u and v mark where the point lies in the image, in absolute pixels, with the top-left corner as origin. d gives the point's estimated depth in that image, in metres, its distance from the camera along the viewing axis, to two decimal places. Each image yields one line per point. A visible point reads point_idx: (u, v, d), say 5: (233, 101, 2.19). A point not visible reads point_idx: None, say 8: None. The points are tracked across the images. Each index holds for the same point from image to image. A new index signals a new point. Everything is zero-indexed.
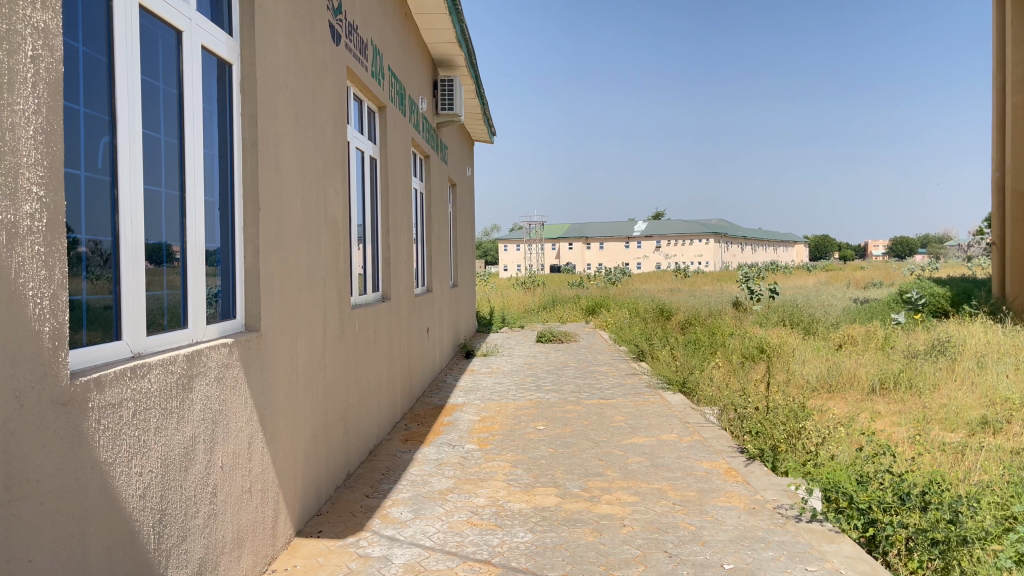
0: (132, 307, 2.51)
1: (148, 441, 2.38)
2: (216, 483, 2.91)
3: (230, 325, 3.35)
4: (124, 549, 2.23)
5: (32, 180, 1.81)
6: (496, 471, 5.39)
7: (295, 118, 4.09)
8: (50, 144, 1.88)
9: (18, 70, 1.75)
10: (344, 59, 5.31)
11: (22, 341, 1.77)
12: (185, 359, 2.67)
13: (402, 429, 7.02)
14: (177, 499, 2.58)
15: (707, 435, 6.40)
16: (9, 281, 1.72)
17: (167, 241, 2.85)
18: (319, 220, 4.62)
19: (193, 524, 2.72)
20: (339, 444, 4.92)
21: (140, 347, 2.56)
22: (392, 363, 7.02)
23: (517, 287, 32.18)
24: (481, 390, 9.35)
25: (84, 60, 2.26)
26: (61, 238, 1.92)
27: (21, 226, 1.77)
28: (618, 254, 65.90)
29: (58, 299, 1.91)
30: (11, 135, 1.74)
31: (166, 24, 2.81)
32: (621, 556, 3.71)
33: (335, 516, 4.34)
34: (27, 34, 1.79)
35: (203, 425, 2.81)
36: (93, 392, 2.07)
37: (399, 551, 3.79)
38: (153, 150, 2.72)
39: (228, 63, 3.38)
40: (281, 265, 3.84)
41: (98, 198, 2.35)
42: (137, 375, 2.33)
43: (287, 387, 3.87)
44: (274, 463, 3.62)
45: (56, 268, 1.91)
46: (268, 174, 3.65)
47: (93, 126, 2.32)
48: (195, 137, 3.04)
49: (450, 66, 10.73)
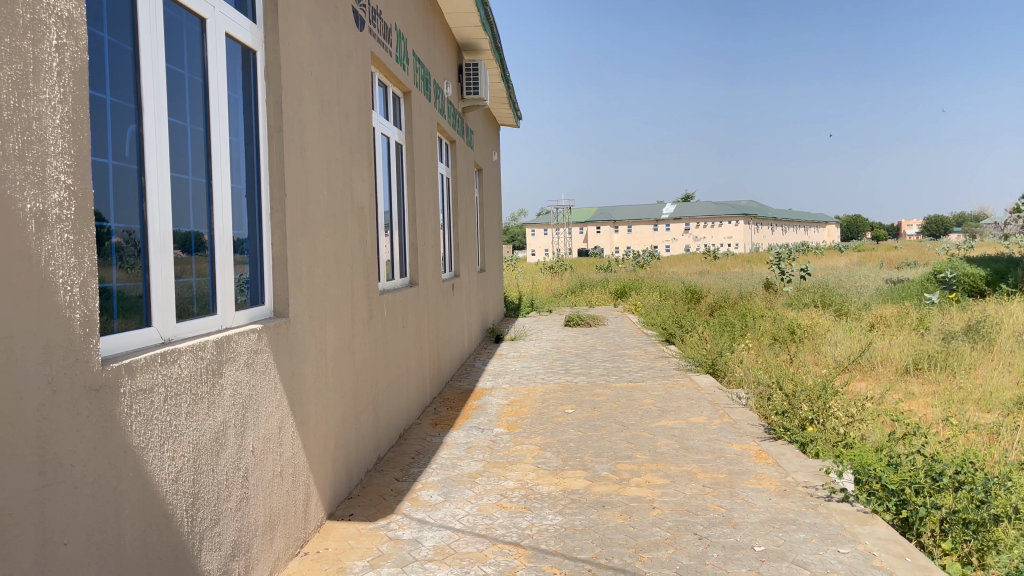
0: (161, 295, 2.54)
1: (179, 427, 2.42)
2: (247, 467, 2.95)
3: (259, 312, 3.39)
4: (158, 532, 2.26)
5: (60, 168, 1.83)
6: (525, 454, 5.40)
7: (320, 104, 4.10)
8: (76, 132, 1.90)
9: (43, 59, 1.77)
10: (368, 44, 5.30)
11: (55, 327, 1.80)
12: (214, 345, 2.70)
13: (432, 413, 7.05)
14: (209, 482, 2.62)
15: (738, 417, 6.34)
16: (40, 269, 1.75)
17: (195, 229, 2.87)
18: (346, 207, 4.64)
19: (226, 507, 2.75)
20: (368, 429, 4.96)
21: (170, 334, 2.59)
22: (421, 347, 7.06)
23: (545, 271, 32.10)
24: (508, 374, 9.37)
25: (109, 50, 2.27)
26: (90, 226, 1.95)
27: (50, 214, 1.79)
28: (645, 237, 65.43)
29: (87, 286, 1.93)
30: (38, 124, 1.75)
31: (190, 12, 2.83)
32: (651, 538, 3.70)
33: (366, 499, 4.38)
34: (51, 23, 1.80)
35: (233, 411, 2.84)
36: (125, 377, 2.10)
37: (429, 534, 3.81)
38: (179, 138, 2.74)
39: (252, 51, 3.38)
40: (308, 252, 3.86)
41: (126, 187, 2.37)
42: (168, 360, 2.36)
43: (316, 372, 3.90)
44: (304, 447, 3.65)
45: (85, 256, 1.93)
46: (294, 161, 3.67)
47: (120, 115, 2.34)
48: (222, 126, 3.07)
49: (475, 50, 10.68)
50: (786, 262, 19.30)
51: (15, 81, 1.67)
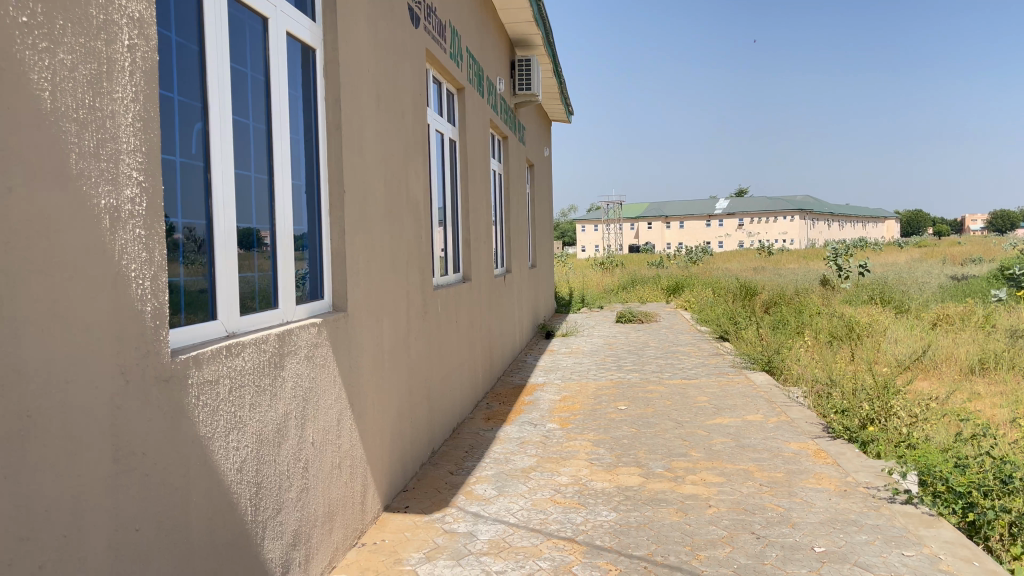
0: (226, 289, 2.60)
1: (244, 417, 2.48)
2: (307, 459, 3.00)
3: (318, 306, 3.44)
4: (223, 520, 2.32)
5: (132, 165, 1.88)
6: (579, 451, 5.39)
7: (376, 101, 4.14)
8: (147, 130, 1.95)
9: (116, 59, 1.82)
10: (423, 41, 5.34)
11: (128, 320, 1.85)
12: (276, 338, 2.76)
13: (484, 408, 7.08)
14: (271, 472, 2.68)
15: (795, 416, 6.22)
16: (113, 262, 1.80)
17: (258, 226, 2.93)
18: (402, 203, 4.68)
19: (287, 497, 2.81)
20: (423, 422, 5.01)
21: (234, 327, 2.64)
22: (474, 342, 7.10)
23: (596, 267, 31.98)
24: (561, 370, 9.36)
25: (176, 49, 2.33)
26: (160, 222, 2.00)
27: (123, 210, 1.84)
28: (698, 233, 64.64)
29: (158, 280, 1.99)
30: (112, 122, 1.80)
31: (253, 12, 2.88)
32: (707, 537, 3.66)
33: (421, 492, 4.43)
34: (124, 24, 1.85)
35: (294, 403, 2.89)
36: (192, 369, 2.15)
37: (484, 527, 3.84)
38: (242, 135, 2.80)
39: (311, 49, 3.44)
40: (366, 247, 3.91)
41: (193, 183, 2.43)
42: (233, 353, 2.42)
43: (373, 365, 3.96)
44: (362, 439, 3.71)
45: (156, 250, 1.98)
46: (352, 157, 3.72)
47: (186, 113, 2.39)
48: (283, 123, 3.12)
49: (527, 45, 10.67)
50: (844, 258, 18.85)
51: (91, 81, 1.72)
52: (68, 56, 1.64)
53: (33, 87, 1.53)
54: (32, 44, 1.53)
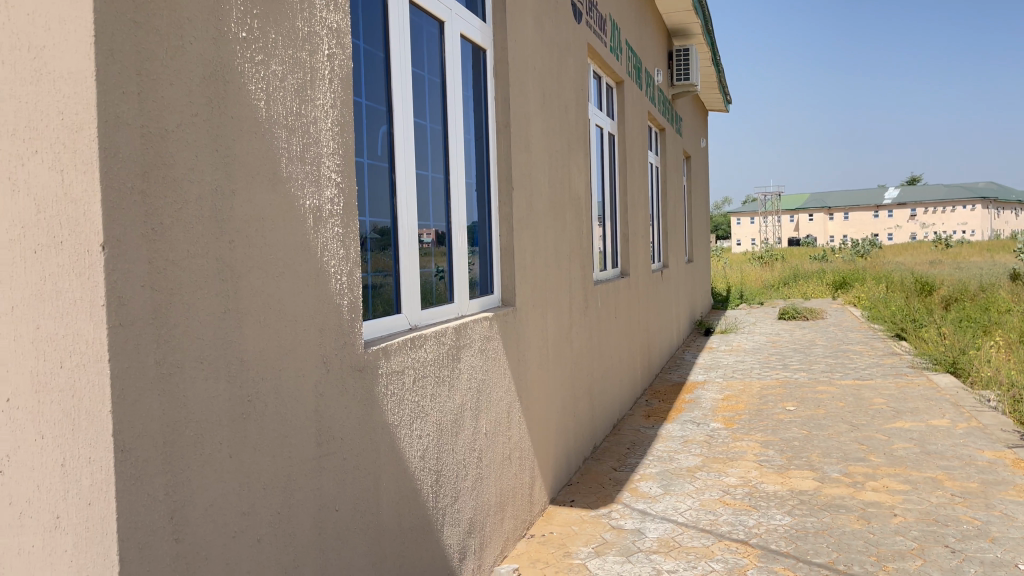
0: (409, 284, 2.71)
1: (426, 407, 2.58)
2: (482, 448, 3.09)
3: (489, 301, 3.53)
4: (409, 504, 2.43)
5: (331, 167, 2.00)
6: (746, 451, 5.22)
7: (542, 98, 4.18)
8: (344, 133, 2.06)
9: (318, 68, 1.94)
10: (585, 37, 5.33)
11: (328, 313, 1.97)
12: (454, 331, 2.85)
13: (644, 405, 7.00)
14: (450, 461, 2.77)
15: (988, 422, 5.74)
16: (316, 259, 1.92)
17: (435, 223, 3.04)
18: (565, 198, 4.71)
19: (464, 485, 2.90)
20: (586, 418, 5.03)
21: (416, 320, 2.75)
22: (633, 338, 7.04)
23: (754, 261, 30.87)
24: (721, 368, 9.11)
25: (365, 56, 2.45)
26: (354, 220, 2.11)
27: (324, 210, 1.96)
28: (866, 224, 60.92)
29: (353, 275, 2.10)
30: (314, 127, 1.92)
31: (431, 16, 2.98)
32: (894, 548, 3.44)
33: (586, 487, 4.44)
34: (324, 34, 1.97)
35: (470, 394, 2.98)
36: (382, 360, 2.26)
37: (652, 525, 3.80)
38: (421, 136, 2.91)
39: (482, 49, 3.52)
40: (532, 243, 3.97)
41: (379, 184, 2.55)
42: (416, 345, 2.52)
43: (540, 360, 4.00)
44: (530, 432, 3.77)
45: (351, 247, 2.10)
46: (520, 154, 3.78)
47: (374, 117, 2.51)
48: (457, 124, 3.22)
49: (685, 35, 10.44)
50: None
51: (298, 89, 1.84)
52: (279, 67, 1.76)
53: (251, 96, 1.65)
54: (250, 56, 1.65)
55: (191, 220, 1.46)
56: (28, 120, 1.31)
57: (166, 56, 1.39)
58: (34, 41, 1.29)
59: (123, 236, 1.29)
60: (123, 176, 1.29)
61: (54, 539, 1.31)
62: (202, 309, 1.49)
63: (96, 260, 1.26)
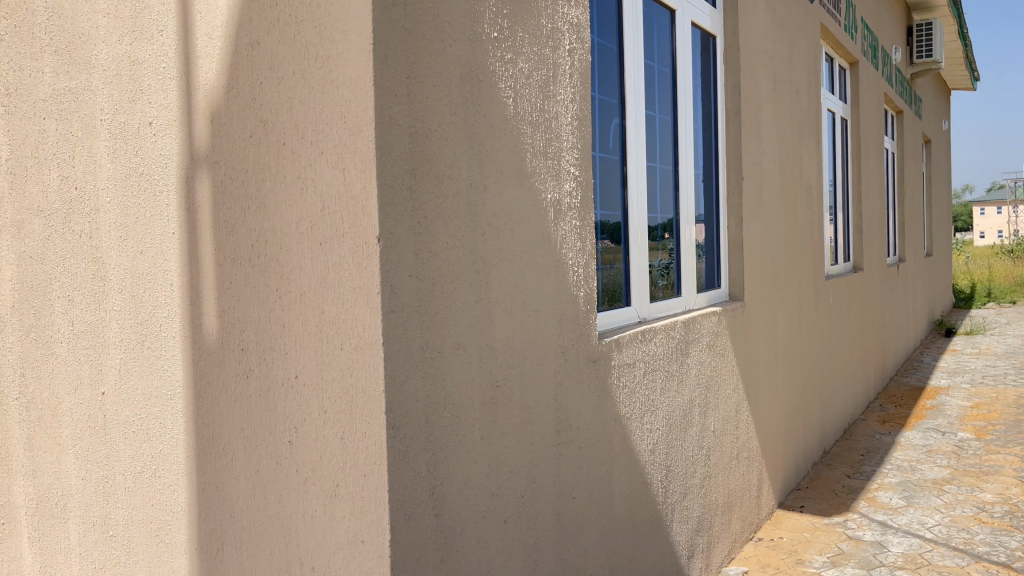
0: (639, 277, 2.70)
1: (657, 401, 2.56)
2: (710, 446, 3.01)
3: (716, 295, 3.43)
4: (640, 497, 2.42)
5: (570, 161, 2.03)
6: (1004, 465, 4.69)
7: (773, 83, 4.00)
8: (582, 127, 2.09)
9: (560, 64, 1.97)
10: (819, 16, 5.03)
11: (567, 304, 2.01)
12: (683, 325, 2.80)
13: (878, 410, 6.49)
14: (680, 456, 2.73)
15: None
16: (556, 251, 1.96)
17: (664, 216, 3.00)
18: (796, 189, 4.47)
19: (693, 483, 2.85)
20: (816, 420, 4.76)
21: (646, 313, 2.74)
22: (866, 338, 6.56)
23: (1003, 256, 27.68)
24: (969, 373, 8.26)
25: (599, 50, 2.46)
26: (591, 214, 2.13)
27: (563, 203, 2.00)
28: None
29: (589, 268, 2.12)
30: (556, 121, 1.96)
31: (662, 5, 2.94)
32: None
33: (816, 493, 4.21)
34: (565, 30, 2.00)
35: (698, 390, 2.92)
36: (615, 352, 2.27)
37: (894, 539, 3.52)
38: (651, 128, 2.88)
39: (712, 36, 3.42)
40: (762, 236, 3.81)
41: (611, 176, 2.56)
42: (647, 338, 2.51)
43: (768, 357, 3.84)
44: (758, 432, 3.63)
45: (588, 240, 2.12)
46: (750, 143, 3.63)
47: (607, 110, 2.52)
48: (686, 113, 3.15)
49: (928, 8, 9.54)
50: None
51: (541, 84, 1.89)
52: (525, 64, 1.82)
53: (501, 94, 1.71)
54: (501, 55, 1.71)
55: (449, 213, 1.55)
56: (314, 124, 1.44)
57: (430, 60, 1.49)
58: (320, 51, 1.41)
59: (395, 229, 1.40)
60: (395, 174, 1.40)
61: (333, 505, 1.44)
62: (458, 298, 1.57)
63: (373, 252, 1.37)
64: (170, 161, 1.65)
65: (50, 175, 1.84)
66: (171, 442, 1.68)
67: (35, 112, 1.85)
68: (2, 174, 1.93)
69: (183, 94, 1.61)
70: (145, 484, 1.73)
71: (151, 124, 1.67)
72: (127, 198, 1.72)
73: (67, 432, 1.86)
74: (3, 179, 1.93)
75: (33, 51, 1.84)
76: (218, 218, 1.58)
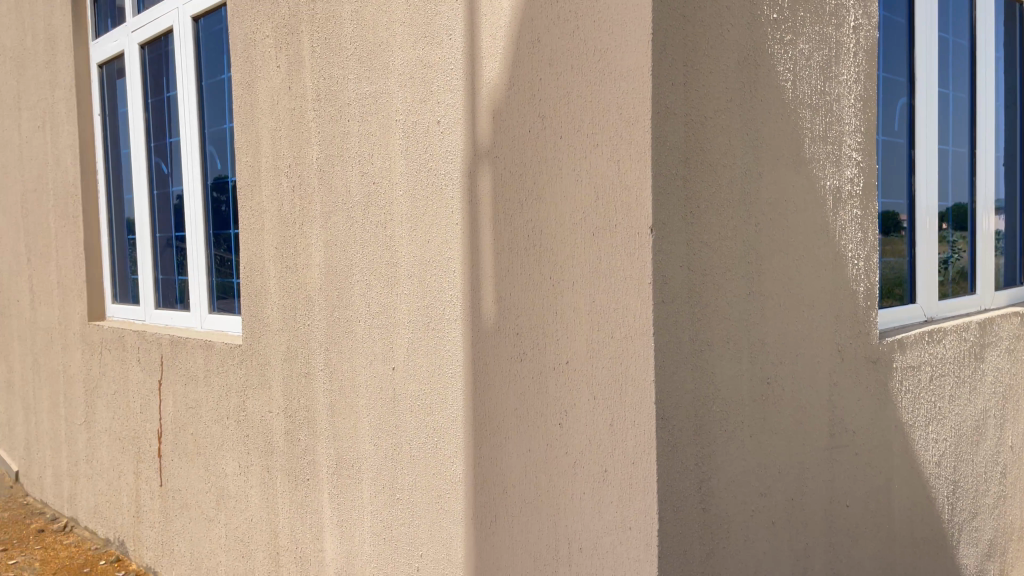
0: (927, 272, 2.45)
1: (945, 409, 2.31)
2: (1007, 463, 2.68)
3: (1018, 293, 3.03)
4: (923, 513, 2.21)
5: (853, 146, 1.89)
6: None
7: None
8: (867, 109, 1.93)
9: (843, 42, 1.84)
10: None
11: (845, 300, 1.88)
12: (977, 327, 2.51)
13: None
14: (970, 472, 2.45)
15: None
16: (834, 242, 1.84)
17: (957, 204, 2.70)
18: None
19: (985, 502, 2.55)
20: None
21: (933, 312, 2.48)
22: None
23: None
24: None
25: (886, 25, 2.26)
26: (874, 202, 1.97)
27: (843, 191, 1.87)
28: None
29: (871, 261, 1.97)
30: (838, 103, 1.83)
31: None
32: None
33: None
34: (850, 5, 1.86)
35: (994, 399, 2.60)
36: (898, 353, 2.09)
37: None
38: (944, 107, 2.60)
39: None
40: None
41: (897, 162, 2.35)
42: (935, 339, 2.28)
43: None
44: None
45: (870, 230, 1.96)
46: None
47: (893, 89, 2.32)
48: (987, 88, 2.80)
49: None
50: None
51: (823, 65, 1.78)
52: (806, 45, 1.72)
53: (779, 77, 1.64)
54: (780, 37, 1.64)
55: (723, 203, 1.51)
56: (592, 116, 1.47)
57: (708, 47, 1.46)
58: (599, 44, 1.44)
59: (668, 219, 1.40)
60: (670, 164, 1.40)
61: (601, 491, 1.47)
62: (730, 290, 1.54)
63: (645, 243, 1.38)
64: (456, 156, 1.76)
65: (353, 171, 2.05)
66: (452, 418, 1.81)
67: (341, 115, 2.07)
68: (314, 171, 2.18)
69: (468, 93, 1.71)
70: (428, 455, 1.88)
71: (440, 122, 1.80)
72: (417, 190, 1.87)
73: (363, 402, 2.07)
74: (315, 177, 2.18)
75: (340, 60, 2.07)
76: (498, 209, 1.66)
